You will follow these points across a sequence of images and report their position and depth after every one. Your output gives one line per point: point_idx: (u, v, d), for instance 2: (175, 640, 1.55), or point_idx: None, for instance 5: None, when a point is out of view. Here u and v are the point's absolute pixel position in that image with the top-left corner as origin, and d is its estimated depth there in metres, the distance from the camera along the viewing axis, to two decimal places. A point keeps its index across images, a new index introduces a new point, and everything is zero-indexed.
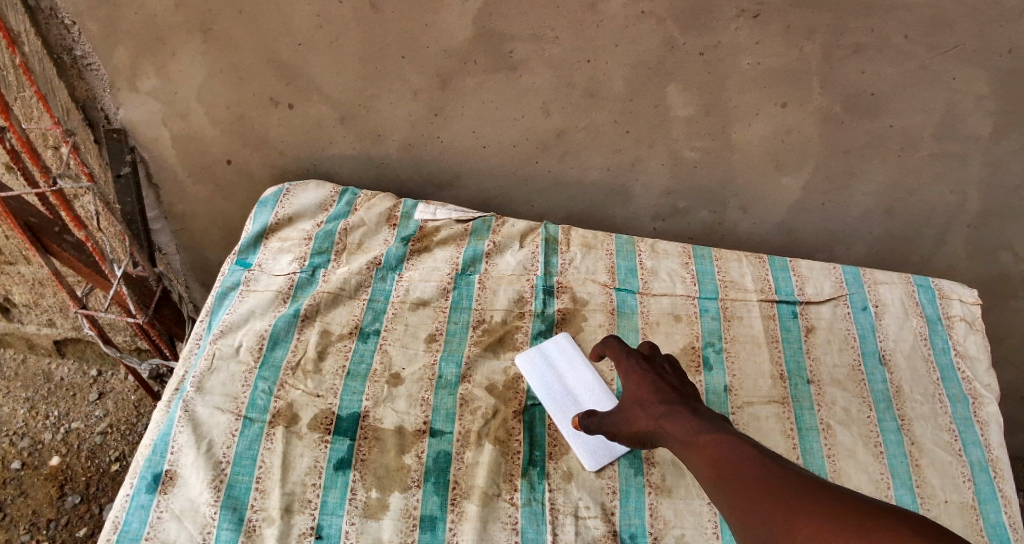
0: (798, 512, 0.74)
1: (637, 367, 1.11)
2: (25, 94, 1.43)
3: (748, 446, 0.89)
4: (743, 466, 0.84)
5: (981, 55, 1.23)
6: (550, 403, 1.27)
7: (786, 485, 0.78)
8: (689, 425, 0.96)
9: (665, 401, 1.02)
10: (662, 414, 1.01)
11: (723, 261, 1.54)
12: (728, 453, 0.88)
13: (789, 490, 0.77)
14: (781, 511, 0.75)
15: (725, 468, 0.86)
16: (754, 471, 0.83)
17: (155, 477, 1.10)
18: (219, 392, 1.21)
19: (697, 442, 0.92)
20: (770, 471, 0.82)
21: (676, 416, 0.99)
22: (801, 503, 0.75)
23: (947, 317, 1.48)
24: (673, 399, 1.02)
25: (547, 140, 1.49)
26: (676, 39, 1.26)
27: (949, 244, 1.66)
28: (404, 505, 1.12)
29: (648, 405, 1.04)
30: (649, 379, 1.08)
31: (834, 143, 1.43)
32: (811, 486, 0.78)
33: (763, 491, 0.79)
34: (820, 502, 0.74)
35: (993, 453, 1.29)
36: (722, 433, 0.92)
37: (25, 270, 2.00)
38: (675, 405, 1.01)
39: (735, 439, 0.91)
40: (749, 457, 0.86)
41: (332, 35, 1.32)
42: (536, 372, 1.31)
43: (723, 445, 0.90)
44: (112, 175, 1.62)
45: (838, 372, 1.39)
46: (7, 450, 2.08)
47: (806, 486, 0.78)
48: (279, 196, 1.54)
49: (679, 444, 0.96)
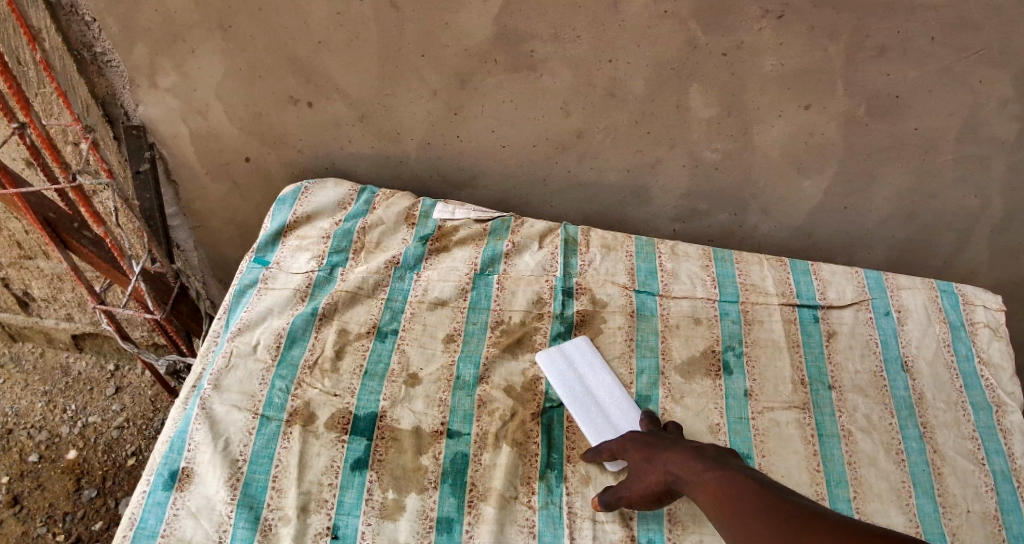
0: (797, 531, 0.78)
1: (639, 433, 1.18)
2: (46, 90, 1.44)
3: (751, 479, 0.94)
4: (747, 498, 0.90)
5: (1010, 57, 1.20)
6: (570, 403, 1.26)
7: (786, 509, 0.83)
8: (694, 466, 1.02)
9: (669, 450, 1.09)
10: (668, 460, 1.06)
11: (743, 264, 1.53)
12: (733, 487, 0.93)
13: (789, 513, 0.82)
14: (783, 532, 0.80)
15: (732, 501, 0.91)
16: (757, 500, 0.88)
17: (172, 474, 1.10)
18: (236, 390, 1.21)
19: (702, 480, 0.98)
20: (772, 499, 0.87)
21: (683, 459, 1.05)
22: (800, 524, 0.79)
23: (971, 323, 1.45)
24: (678, 448, 1.08)
25: (565, 140, 1.48)
26: (697, 39, 1.24)
27: (973, 249, 1.63)
28: (420, 507, 1.11)
29: (653, 459, 1.09)
30: (650, 439, 1.14)
31: (856, 146, 1.40)
32: (809, 509, 0.83)
33: (766, 516, 0.84)
34: (817, 522, 0.79)
35: (1018, 463, 1.27)
36: (726, 470, 0.98)
37: (44, 265, 2.02)
38: (679, 451, 1.07)
39: (739, 474, 0.96)
40: (752, 489, 0.91)
41: (350, 33, 1.31)
42: (556, 371, 1.29)
43: (728, 480, 0.95)
44: (130, 171, 1.63)
45: (860, 378, 1.37)
46: (25, 443, 2.10)
47: (804, 509, 0.83)
48: (298, 194, 1.54)
49: (689, 485, 1.01)
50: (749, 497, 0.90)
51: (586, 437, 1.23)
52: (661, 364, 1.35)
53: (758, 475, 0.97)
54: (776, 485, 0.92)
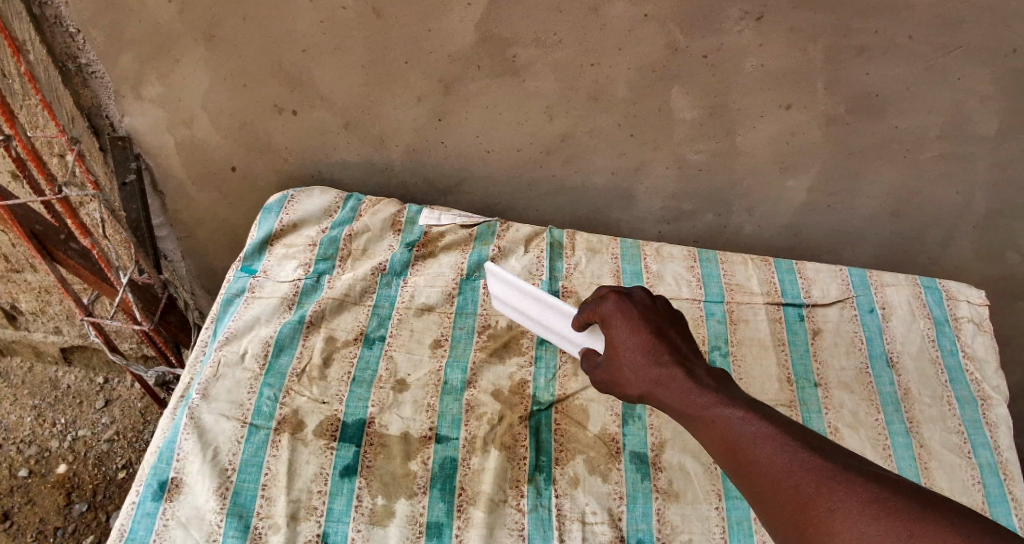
0: (824, 512, 0.63)
1: (623, 319, 0.95)
2: (30, 102, 1.43)
3: (761, 416, 0.76)
4: (756, 447, 0.72)
5: (989, 54, 1.22)
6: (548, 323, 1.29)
7: (810, 473, 0.67)
8: (688, 392, 0.83)
9: (656, 360, 0.88)
10: (654, 380, 0.87)
11: (728, 264, 1.54)
12: (738, 429, 0.75)
13: (811, 479, 0.66)
14: (806, 513, 0.65)
15: (736, 449, 0.74)
16: (770, 454, 0.71)
17: (161, 484, 1.10)
18: (224, 399, 1.20)
19: (699, 413, 0.80)
20: (789, 452, 0.70)
21: (673, 382, 0.85)
22: (829, 500, 0.64)
23: (954, 319, 1.47)
24: (669, 363, 0.87)
25: (551, 144, 1.49)
26: (680, 42, 1.25)
27: (956, 244, 1.65)
28: (410, 512, 1.12)
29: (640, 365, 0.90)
30: (636, 331, 0.93)
31: (839, 145, 1.42)
32: (838, 472, 0.66)
33: (783, 480, 0.68)
34: (850, 497, 0.63)
35: (1003, 456, 1.29)
36: (730, 404, 0.79)
37: (31, 278, 2.00)
38: (670, 366, 0.87)
39: (747, 409, 0.78)
40: (763, 433, 0.73)
41: (334, 41, 1.32)
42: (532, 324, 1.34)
43: (731, 420, 0.77)
44: (116, 183, 1.63)
45: (846, 375, 1.38)
46: (14, 458, 2.09)
47: (830, 471, 0.66)
48: (284, 202, 1.54)
49: (679, 414, 0.83)
50: (756, 447, 0.72)
51: (574, 439, 1.24)
52: None
53: (766, 407, 0.79)
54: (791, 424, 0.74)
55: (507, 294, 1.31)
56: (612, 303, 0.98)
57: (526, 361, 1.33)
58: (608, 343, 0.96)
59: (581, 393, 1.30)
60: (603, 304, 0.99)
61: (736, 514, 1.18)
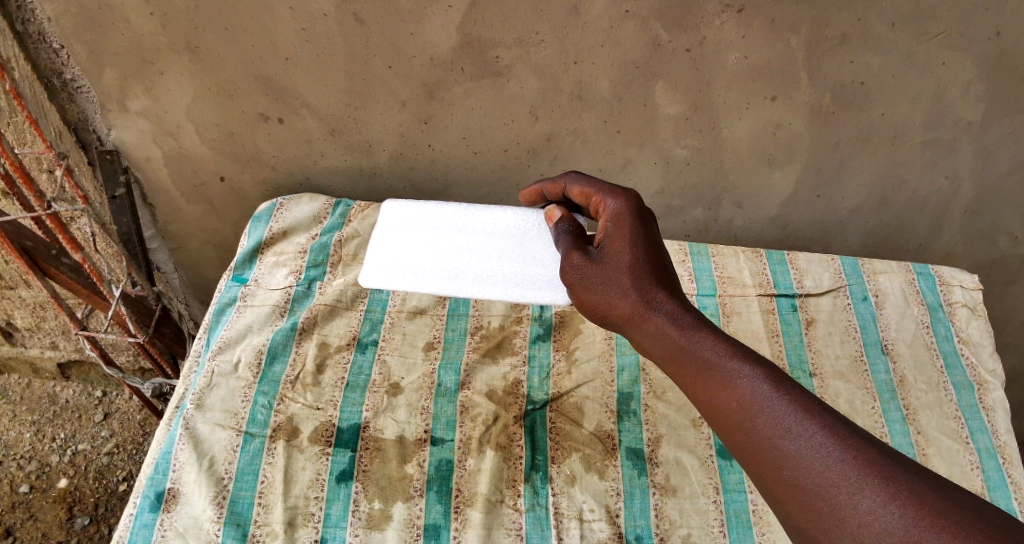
0: (854, 503, 0.64)
1: (631, 232, 0.91)
2: (16, 119, 1.43)
3: (785, 386, 0.75)
4: (778, 419, 0.72)
5: (970, 39, 1.22)
6: (460, 261, 1.19)
7: (843, 458, 0.67)
8: (705, 352, 0.81)
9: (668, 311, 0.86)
10: (663, 331, 0.85)
11: (720, 257, 1.54)
12: (762, 400, 0.74)
13: (835, 463, 0.67)
14: (845, 504, 0.65)
15: (760, 420, 0.73)
16: (802, 432, 0.71)
17: (158, 495, 1.09)
18: (219, 408, 1.20)
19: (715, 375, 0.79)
20: (822, 431, 0.70)
21: (687, 337, 0.83)
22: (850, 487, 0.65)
23: (948, 304, 1.47)
24: (678, 309, 0.86)
25: (537, 144, 1.49)
26: (662, 38, 1.25)
27: (946, 230, 1.65)
28: (407, 515, 1.13)
29: (647, 294, 0.87)
30: (645, 267, 0.89)
31: (824, 136, 1.42)
32: (870, 460, 0.67)
33: (818, 464, 0.68)
34: (874, 488, 0.64)
35: (1001, 440, 1.29)
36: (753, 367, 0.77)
37: (25, 294, 1.99)
38: (687, 322, 0.85)
39: (769, 376, 0.77)
40: (793, 409, 0.73)
41: (316, 48, 1.31)
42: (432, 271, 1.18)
43: (753, 389, 0.76)
44: (106, 197, 1.63)
45: (841, 364, 1.38)
46: (15, 474, 2.08)
47: (864, 459, 0.67)
48: (272, 210, 1.53)
49: (690, 370, 0.82)
50: (787, 423, 0.72)
51: (569, 437, 1.24)
52: (641, 360, 1.35)
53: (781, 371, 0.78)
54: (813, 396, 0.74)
55: (405, 233, 1.22)
56: (621, 209, 0.95)
57: (518, 361, 1.33)
58: (611, 254, 0.91)
59: (575, 391, 1.30)
60: (610, 207, 0.96)
61: (734, 507, 1.18)
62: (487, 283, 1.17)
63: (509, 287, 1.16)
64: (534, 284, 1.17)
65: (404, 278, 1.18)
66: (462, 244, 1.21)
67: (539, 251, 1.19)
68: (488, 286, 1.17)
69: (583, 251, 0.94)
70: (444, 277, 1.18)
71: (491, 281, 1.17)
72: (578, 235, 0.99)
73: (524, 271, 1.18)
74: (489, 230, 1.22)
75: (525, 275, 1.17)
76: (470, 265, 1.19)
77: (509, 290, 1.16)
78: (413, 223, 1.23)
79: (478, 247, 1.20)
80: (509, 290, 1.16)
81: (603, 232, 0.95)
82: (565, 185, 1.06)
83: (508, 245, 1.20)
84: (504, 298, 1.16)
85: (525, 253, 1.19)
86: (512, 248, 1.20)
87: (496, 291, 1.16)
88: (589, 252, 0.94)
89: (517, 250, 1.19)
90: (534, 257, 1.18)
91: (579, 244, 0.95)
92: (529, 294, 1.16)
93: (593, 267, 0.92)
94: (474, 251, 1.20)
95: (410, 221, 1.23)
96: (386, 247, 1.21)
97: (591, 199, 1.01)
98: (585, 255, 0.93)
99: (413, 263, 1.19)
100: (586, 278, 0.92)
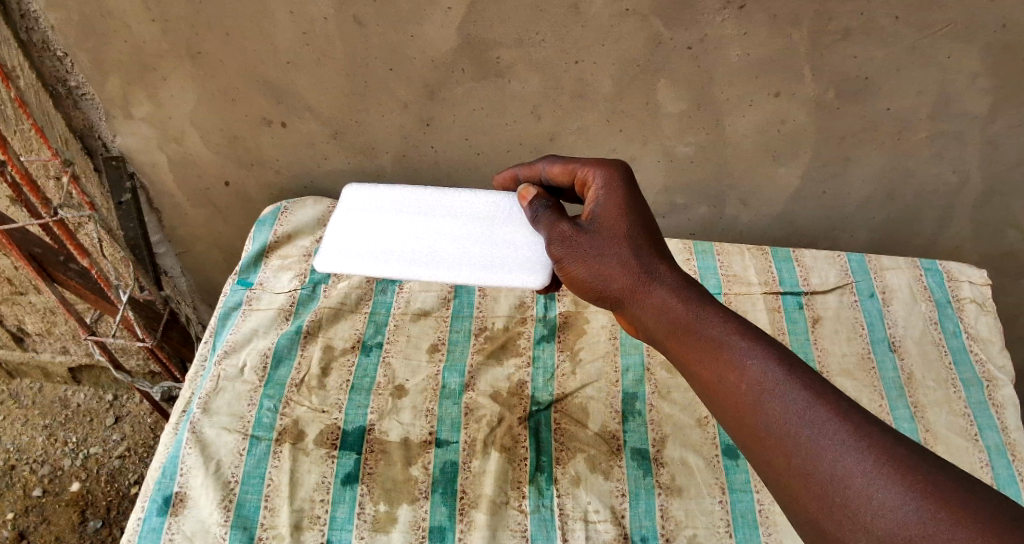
0: (866, 492, 0.65)
1: (623, 203, 0.92)
2: (23, 127, 1.44)
3: (796, 370, 0.75)
4: (788, 404, 0.73)
5: (975, 31, 1.20)
6: (421, 245, 1.05)
7: (852, 443, 0.68)
8: (711, 337, 0.82)
9: (674, 298, 0.87)
10: (670, 316, 0.86)
11: (725, 255, 1.53)
12: (773, 385, 0.75)
13: (846, 449, 0.68)
14: (858, 493, 0.65)
15: (771, 403, 0.74)
16: (815, 418, 0.71)
17: (166, 499, 1.10)
18: (225, 412, 1.21)
19: (724, 360, 0.79)
20: (836, 418, 0.70)
21: (698, 322, 0.84)
22: (866, 476, 0.65)
23: (956, 300, 1.45)
24: (684, 289, 0.88)
25: (540, 143, 1.49)
26: (662, 35, 1.24)
27: (954, 224, 1.64)
28: (412, 517, 1.13)
29: (650, 274, 0.89)
30: (643, 250, 0.90)
31: (828, 131, 1.41)
32: (881, 443, 0.67)
33: (830, 451, 0.68)
34: (888, 477, 0.64)
35: (1011, 437, 1.28)
36: (760, 352, 0.78)
37: (35, 300, 2.00)
38: (693, 309, 0.85)
39: (781, 360, 0.77)
40: (804, 394, 0.73)
41: (316, 52, 1.32)
42: (389, 257, 1.04)
43: (763, 374, 0.76)
44: (113, 203, 1.65)
45: (847, 362, 1.38)
46: (28, 477, 2.11)
47: (875, 443, 0.67)
48: (277, 214, 1.54)
49: (699, 356, 0.82)
50: (800, 407, 0.72)
51: (574, 438, 1.24)
52: (646, 360, 1.34)
53: (785, 349, 0.79)
54: (826, 382, 0.75)
55: (365, 218, 1.09)
56: (611, 179, 0.93)
57: (523, 362, 1.33)
58: (605, 225, 0.91)
59: (579, 391, 1.30)
60: (598, 176, 0.94)
61: (740, 507, 1.18)
62: (453, 266, 1.03)
63: (479, 270, 1.03)
64: (507, 267, 1.03)
65: (361, 264, 1.04)
66: (427, 227, 1.07)
67: (512, 234, 1.06)
68: (455, 266, 1.03)
69: (572, 222, 0.94)
70: (406, 261, 1.04)
71: (458, 262, 1.03)
72: (558, 209, 0.99)
73: (496, 253, 1.04)
74: (456, 212, 1.09)
75: (497, 258, 1.04)
76: (435, 247, 1.05)
77: (479, 273, 1.02)
78: (374, 207, 1.10)
79: (445, 230, 1.07)
80: (480, 274, 1.03)
81: (593, 203, 0.94)
82: (541, 169, 1.04)
83: (477, 227, 1.07)
84: (474, 282, 1.02)
85: (496, 233, 1.06)
86: (482, 230, 1.07)
87: (464, 274, 1.02)
88: (579, 223, 0.93)
89: (488, 232, 1.06)
90: (507, 240, 1.06)
91: (567, 216, 0.95)
92: (502, 277, 1.02)
93: (587, 238, 0.92)
94: (440, 233, 1.07)
95: (372, 206, 1.10)
96: (345, 233, 1.08)
97: (575, 174, 0.98)
98: (575, 226, 0.93)
99: (368, 249, 1.05)
100: (581, 249, 0.92)
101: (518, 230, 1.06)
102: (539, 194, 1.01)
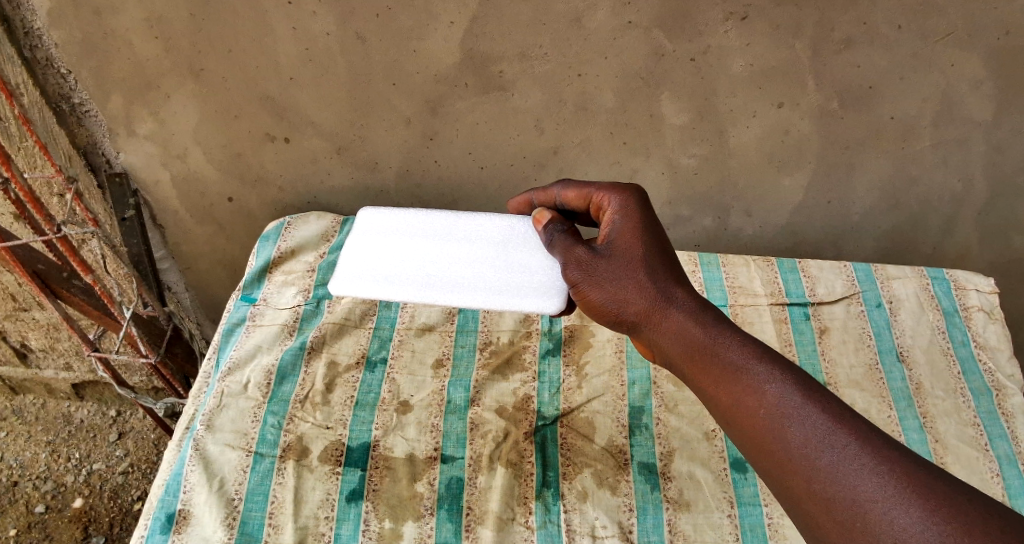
0: (890, 518, 0.64)
1: (639, 227, 0.92)
2: (26, 145, 1.44)
3: (815, 394, 0.75)
4: (807, 428, 0.72)
5: (979, 38, 1.20)
6: (435, 269, 1.05)
7: (874, 467, 0.67)
8: (729, 360, 0.81)
9: (690, 320, 0.86)
10: (686, 339, 0.85)
11: (730, 266, 1.53)
12: (791, 409, 0.74)
13: (867, 473, 0.67)
14: (881, 518, 0.64)
15: (790, 427, 0.73)
16: (835, 441, 0.70)
17: (169, 517, 1.09)
18: (229, 429, 1.20)
19: (742, 383, 0.79)
20: (856, 441, 0.69)
21: (715, 344, 0.83)
22: (889, 501, 0.64)
23: (964, 308, 1.44)
24: (699, 311, 0.87)
25: (543, 156, 1.48)
26: (665, 47, 1.24)
27: (960, 233, 1.63)
28: (418, 534, 1.12)
29: (665, 295, 0.88)
30: (658, 272, 0.89)
31: (832, 140, 1.41)
32: (903, 468, 0.66)
33: (851, 475, 0.67)
34: (912, 502, 0.63)
35: (1023, 447, 1.26)
36: (779, 375, 0.77)
37: (38, 316, 2.00)
38: (709, 331, 0.84)
39: (799, 383, 0.76)
40: (824, 417, 0.72)
41: (319, 67, 1.32)
42: (403, 280, 1.04)
43: (782, 398, 0.75)
44: (116, 219, 1.65)
45: (855, 372, 1.36)
46: (31, 494, 2.10)
47: (898, 467, 0.66)
48: (280, 229, 1.54)
49: (717, 380, 0.81)
50: (819, 431, 0.71)
51: (581, 453, 1.23)
52: (652, 373, 1.33)
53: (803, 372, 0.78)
54: (845, 405, 0.74)
55: (379, 240, 1.09)
56: (627, 203, 0.94)
57: (529, 377, 1.33)
58: (621, 249, 0.91)
59: (585, 405, 1.29)
60: (614, 201, 0.95)
61: (749, 521, 1.16)
62: (467, 290, 1.02)
63: (493, 294, 1.02)
64: (522, 291, 1.02)
65: (373, 287, 1.03)
66: (441, 250, 1.07)
67: (526, 257, 1.06)
68: (469, 290, 1.02)
69: (587, 246, 0.93)
70: (420, 284, 1.03)
71: (472, 286, 1.03)
72: (574, 233, 0.98)
73: (510, 277, 1.04)
74: (471, 236, 1.09)
75: (512, 282, 1.03)
76: (449, 270, 1.05)
77: (494, 297, 1.02)
78: (386, 231, 1.10)
79: (459, 253, 1.07)
80: (494, 298, 1.02)
81: (609, 227, 0.94)
82: (556, 193, 1.04)
83: (492, 251, 1.07)
84: (487, 306, 1.01)
85: (512, 257, 1.06)
86: (497, 254, 1.06)
87: (478, 297, 1.02)
88: (594, 247, 0.93)
89: (502, 256, 1.06)
90: (521, 263, 1.05)
91: (582, 241, 0.95)
92: (516, 301, 1.02)
93: (603, 262, 0.91)
94: (453, 257, 1.06)
95: (386, 229, 1.10)
96: (358, 256, 1.08)
97: (590, 198, 0.99)
98: (590, 250, 0.92)
99: (382, 273, 1.05)
100: (597, 273, 0.91)
101: (534, 254, 1.06)
102: (554, 218, 1.00)
